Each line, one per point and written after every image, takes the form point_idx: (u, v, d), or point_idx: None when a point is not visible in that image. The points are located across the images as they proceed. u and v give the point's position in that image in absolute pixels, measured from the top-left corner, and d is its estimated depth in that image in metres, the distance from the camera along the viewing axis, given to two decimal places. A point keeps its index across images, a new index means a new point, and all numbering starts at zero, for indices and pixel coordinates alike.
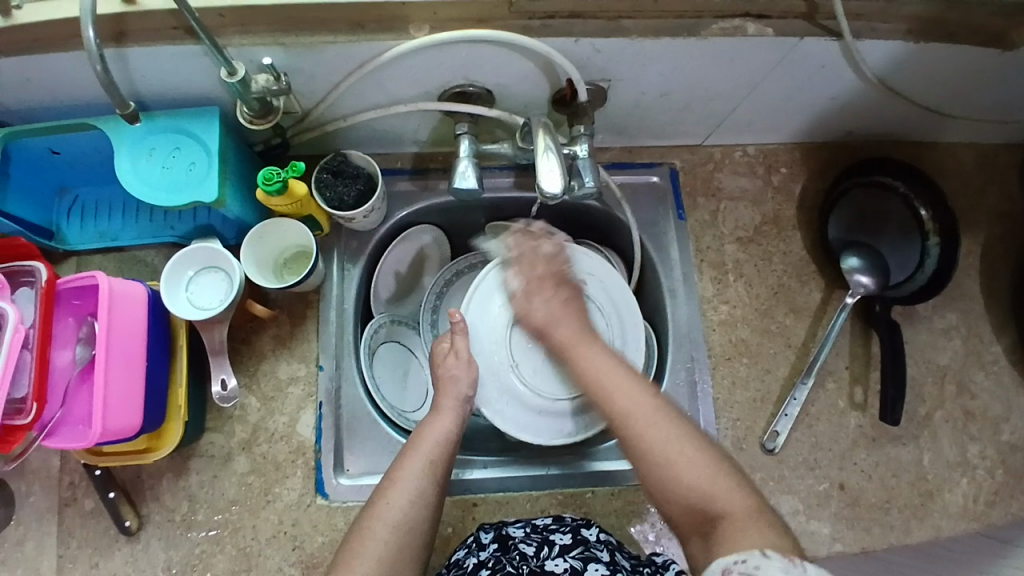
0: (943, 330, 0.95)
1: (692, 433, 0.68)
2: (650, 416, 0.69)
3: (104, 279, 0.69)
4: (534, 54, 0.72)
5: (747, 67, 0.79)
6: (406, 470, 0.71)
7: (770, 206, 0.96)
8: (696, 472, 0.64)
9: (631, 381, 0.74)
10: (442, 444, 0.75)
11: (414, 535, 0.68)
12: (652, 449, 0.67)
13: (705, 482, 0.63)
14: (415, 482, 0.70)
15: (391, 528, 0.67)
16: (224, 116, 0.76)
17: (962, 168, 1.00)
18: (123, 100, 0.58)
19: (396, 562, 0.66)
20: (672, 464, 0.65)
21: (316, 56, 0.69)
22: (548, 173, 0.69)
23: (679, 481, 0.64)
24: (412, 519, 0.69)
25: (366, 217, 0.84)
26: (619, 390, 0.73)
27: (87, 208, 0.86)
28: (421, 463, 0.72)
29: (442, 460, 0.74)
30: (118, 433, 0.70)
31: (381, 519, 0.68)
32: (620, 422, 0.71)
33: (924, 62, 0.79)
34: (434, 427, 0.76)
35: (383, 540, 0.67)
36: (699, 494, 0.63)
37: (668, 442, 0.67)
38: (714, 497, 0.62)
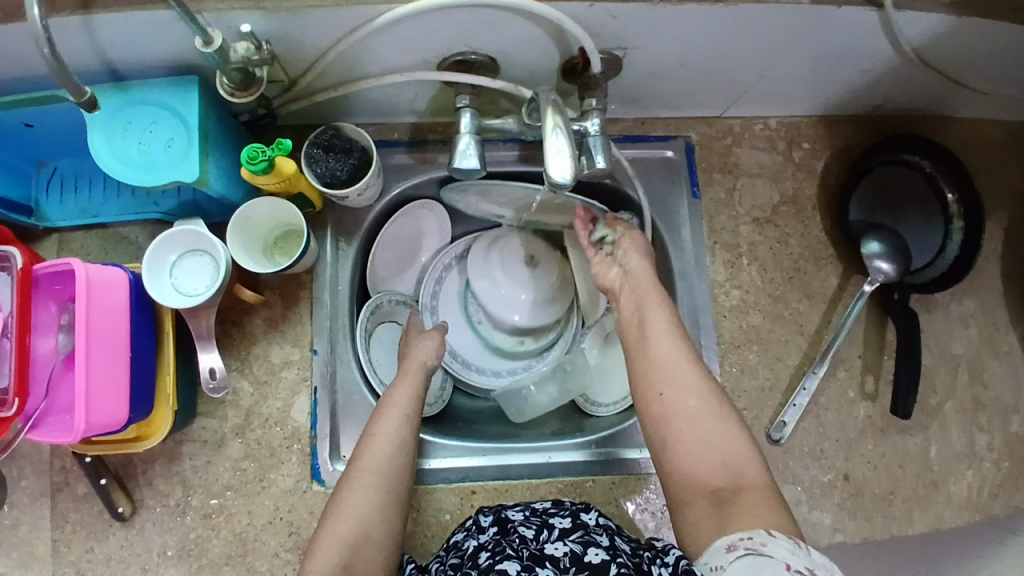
0: (960, 318, 0.91)
1: (725, 406, 0.69)
2: (695, 395, 0.69)
3: (80, 267, 0.65)
4: (543, 20, 0.65)
5: (775, 36, 0.72)
6: (382, 426, 0.73)
7: (789, 184, 0.91)
8: (726, 435, 0.67)
9: (678, 338, 0.72)
10: (411, 403, 0.76)
11: (400, 484, 0.70)
12: (690, 418, 0.68)
13: (733, 451, 0.66)
14: (393, 435, 0.72)
15: (376, 475, 0.69)
16: (206, 85, 0.70)
17: (994, 144, 0.94)
18: (76, 86, 0.54)
19: (382, 515, 0.67)
20: (708, 437, 0.67)
21: (302, 21, 0.62)
22: (556, 156, 0.63)
23: (712, 442, 0.67)
24: (398, 473, 0.70)
25: (360, 195, 0.79)
26: (668, 349, 0.71)
27: (66, 182, 0.81)
28: (397, 420, 0.74)
29: (413, 414, 0.75)
30: (104, 427, 0.67)
31: (367, 470, 0.69)
32: (672, 382, 0.69)
33: (967, 38, 0.72)
34: (402, 387, 0.77)
35: (371, 489, 0.68)
36: (727, 457, 0.66)
37: (714, 414, 0.68)
38: (744, 468, 0.65)
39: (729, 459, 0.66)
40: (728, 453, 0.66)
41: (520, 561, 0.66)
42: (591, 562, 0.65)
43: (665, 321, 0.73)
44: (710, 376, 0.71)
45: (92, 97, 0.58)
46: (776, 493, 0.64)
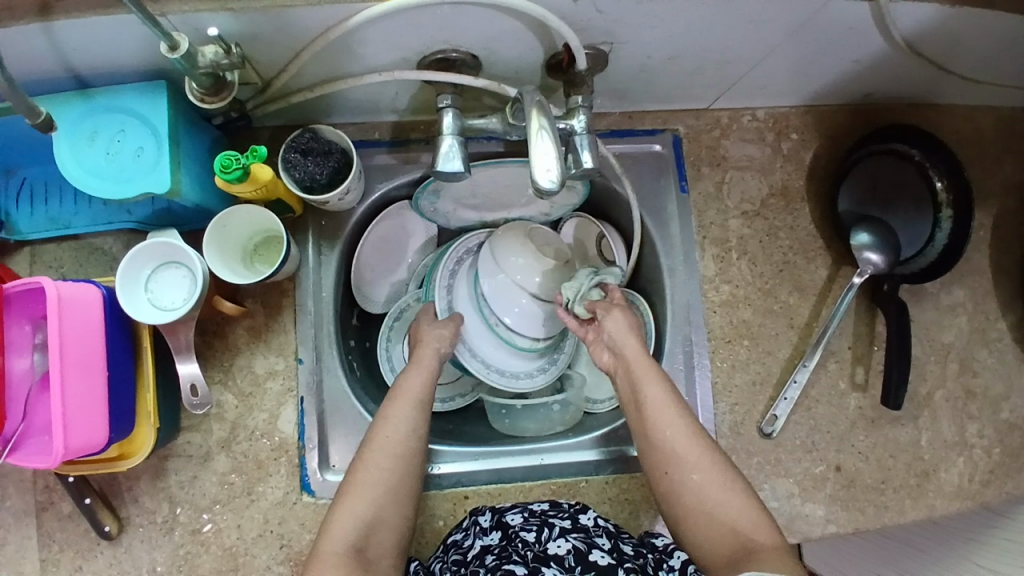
0: (949, 307, 0.91)
1: (730, 473, 0.68)
2: (699, 467, 0.68)
3: (50, 286, 0.62)
4: (527, 16, 0.62)
5: (765, 29, 0.70)
6: (394, 414, 0.71)
7: (779, 176, 0.90)
8: (736, 503, 0.66)
9: (677, 407, 0.71)
10: (425, 387, 0.75)
11: (411, 471, 0.69)
12: (699, 492, 0.67)
13: (745, 519, 0.65)
14: (407, 423, 0.71)
15: (391, 457, 0.69)
16: (175, 89, 0.66)
17: (981, 130, 0.93)
18: (30, 106, 0.52)
19: (392, 499, 0.67)
20: (719, 508, 0.66)
21: (274, 21, 0.59)
22: (542, 158, 0.61)
23: (722, 513, 0.66)
24: (410, 458, 0.69)
25: (342, 197, 0.77)
26: (668, 423, 0.70)
27: (36, 192, 0.77)
28: (411, 406, 0.72)
29: (428, 401, 0.74)
30: (84, 449, 0.65)
31: (381, 451, 0.69)
32: (677, 456, 0.69)
33: (959, 26, 0.71)
34: (416, 372, 0.75)
35: (382, 474, 0.67)
36: (739, 526, 0.65)
37: (722, 482, 0.67)
38: (756, 530, 0.64)
39: (741, 525, 0.65)
40: (737, 519, 0.65)
41: (526, 565, 0.69)
42: (596, 563, 0.69)
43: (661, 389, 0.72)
44: (713, 443, 0.70)
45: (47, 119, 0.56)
46: (793, 553, 0.62)
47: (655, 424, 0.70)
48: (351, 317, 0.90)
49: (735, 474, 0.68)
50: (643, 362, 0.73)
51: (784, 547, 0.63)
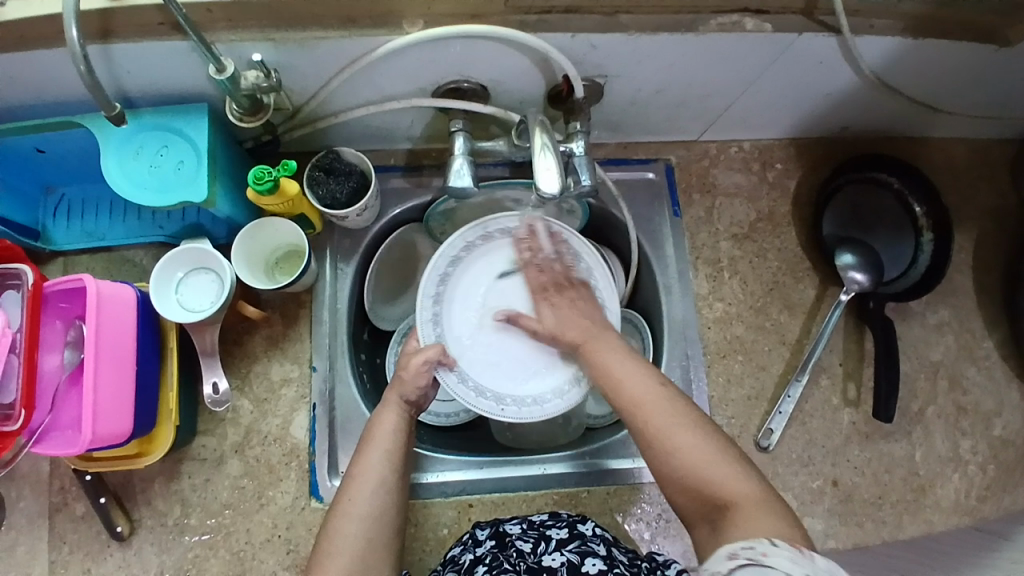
0: (936, 326, 0.95)
1: (707, 426, 0.63)
2: (670, 420, 0.63)
3: (90, 283, 0.68)
4: (531, 50, 0.70)
5: (743, 63, 0.78)
6: (367, 464, 0.68)
7: (765, 202, 0.96)
8: (704, 459, 0.60)
9: (644, 370, 0.68)
10: (395, 435, 0.71)
11: (386, 525, 0.66)
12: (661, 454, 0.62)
13: (717, 474, 0.59)
14: (375, 474, 0.67)
15: (360, 523, 0.65)
16: (214, 113, 0.74)
17: (953, 160, 1.00)
18: (106, 101, 0.58)
19: (369, 556, 0.64)
20: (682, 469, 0.61)
21: (308, 53, 0.67)
22: (545, 172, 0.68)
23: (687, 467, 0.60)
24: (381, 514, 0.66)
25: (360, 215, 0.83)
26: (630, 379, 0.67)
27: (75, 207, 0.84)
28: (379, 454, 0.69)
29: (402, 442, 0.71)
30: (108, 440, 0.69)
31: (349, 516, 0.65)
32: (637, 422, 0.64)
33: (920, 58, 0.78)
34: (388, 413, 0.72)
35: (354, 538, 0.64)
36: (705, 483, 0.59)
37: (685, 442, 0.61)
38: (722, 483, 0.59)
39: (706, 484, 0.59)
40: (707, 471, 0.60)
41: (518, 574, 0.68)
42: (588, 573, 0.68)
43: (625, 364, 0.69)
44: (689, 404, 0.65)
45: (121, 112, 0.62)
46: (773, 505, 0.57)
47: (615, 392, 0.67)
48: (363, 333, 0.95)
49: (706, 429, 0.62)
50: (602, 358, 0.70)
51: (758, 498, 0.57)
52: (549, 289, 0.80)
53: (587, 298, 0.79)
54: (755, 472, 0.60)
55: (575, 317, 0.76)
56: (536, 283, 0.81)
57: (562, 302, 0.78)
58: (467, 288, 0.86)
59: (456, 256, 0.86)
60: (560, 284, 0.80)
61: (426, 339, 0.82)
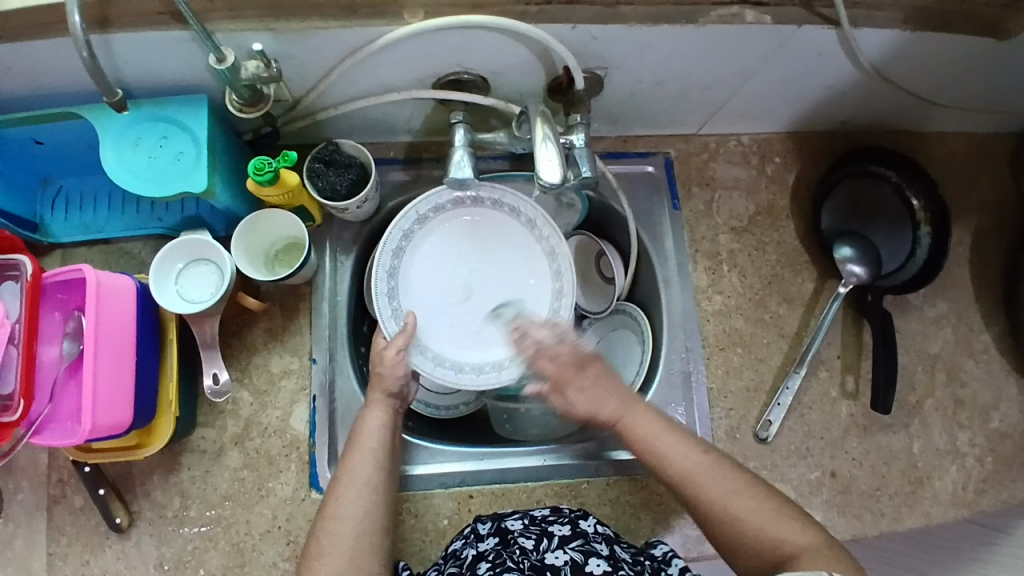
0: (933, 318, 0.96)
1: (756, 486, 0.67)
2: (723, 489, 0.67)
3: (90, 273, 0.67)
4: (532, 41, 0.70)
5: (744, 56, 0.78)
6: (357, 467, 0.69)
7: (764, 195, 0.97)
8: (761, 518, 0.65)
9: (685, 437, 0.71)
10: (381, 433, 0.72)
11: (376, 522, 0.66)
12: (722, 519, 0.66)
13: (771, 535, 0.64)
14: (362, 475, 0.68)
15: (348, 523, 0.65)
16: (213, 104, 0.74)
17: (952, 154, 1.01)
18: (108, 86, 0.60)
19: (360, 554, 0.64)
20: (746, 531, 0.65)
21: (308, 42, 0.67)
22: (546, 162, 0.68)
23: (745, 534, 0.65)
24: (370, 514, 0.66)
25: (359, 207, 0.83)
26: (671, 448, 0.70)
27: (73, 199, 0.84)
28: (366, 455, 0.70)
29: (388, 444, 0.72)
30: (107, 430, 0.69)
31: (337, 518, 0.66)
32: (689, 494, 0.68)
33: (919, 52, 0.79)
34: (374, 411, 0.73)
35: (344, 538, 0.64)
36: (767, 541, 0.64)
37: (742, 504, 0.66)
38: (784, 541, 0.63)
39: (772, 546, 0.63)
40: (773, 533, 0.64)
41: (521, 572, 0.68)
42: (592, 573, 0.68)
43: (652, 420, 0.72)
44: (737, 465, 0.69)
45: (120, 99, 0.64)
46: (835, 550, 0.62)
47: (664, 465, 0.70)
48: (363, 325, 0.95)
49: (756, 489, 0.67)
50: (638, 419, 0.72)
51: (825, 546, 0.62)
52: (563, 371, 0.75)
53: (609, 373, 0.74)
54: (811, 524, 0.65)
55: (604, 393, 0.74)
56: (552, 372, 0.75)
57: (585, 384, 0.74)
58: (420, 260, 0.88)
59: (411, 230, 0.86)
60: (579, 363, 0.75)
61: (389, 333, 0.83)
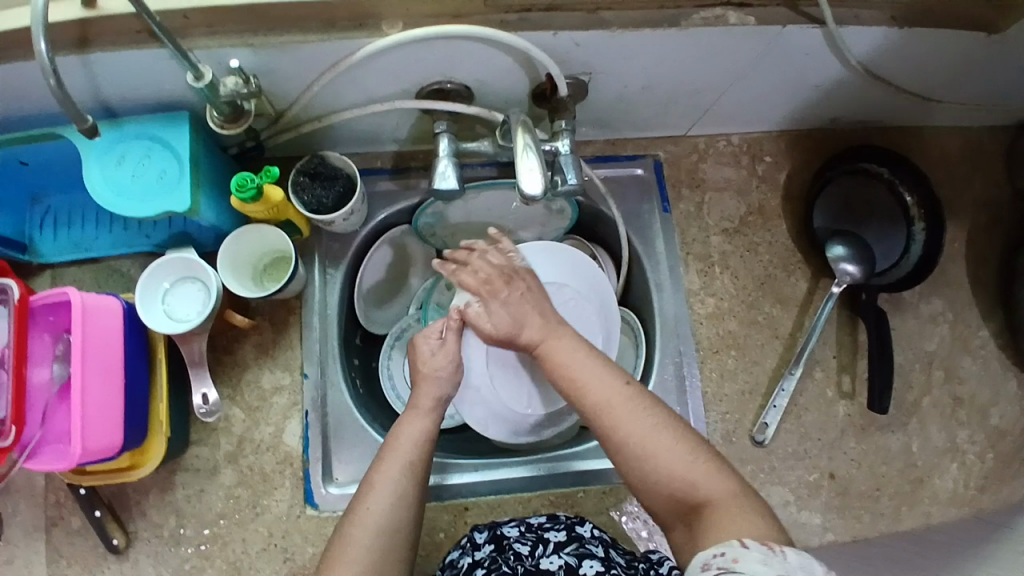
0: (930, 316, 0.95)
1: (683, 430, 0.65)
2: (642, 414, 0.65)
3: (78, 296, 0.67)
4: (513, 49, 0.69)
5: (729, 57, 0.77)
6: (388, 476, 0.67)
7: (756, 196, 0.96)
8: (671, 454, 0.63)
9: (590, 355, 0.70)
10: (418, 445, 0.70)
11: (401, 534, 0.65)
12: (634, 452, 0.64)
13: (682, 476, 0.62)
14: (394, 485, 0.66)
15: (374, 537, 0.64)
16: (197, 120, 0.74)
17: (944, 149, 1.00)
18: (79, 114, 0.58)
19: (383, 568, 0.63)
20: (653, 462, 0.63)
21: (288, 56, 0.67)
22: (528, 173, 0.67)
23: (659, 465, 0.63)
24: (399, 528, 0.65)
25: (347, 219, 0.82)
26: (576, 366, 0.69)
27: (60, 218, 0.83)
28: (400, 466, 0.68)
29: (423, 457, 0.69)
30: (100, 452, 0.68)
31: (363, 527, 0.64)
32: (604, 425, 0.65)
33: (909, 47, 0.78)
34: (412, 423, 0.71)
35: (369, 546, 0.63)
36: (681, 486, 0.62)
37: (658, 441, 0.63)
38: (698, 483, 0.61)
39: (679, 482, 0.62)
40: (674, 479, 0.62)
41: None
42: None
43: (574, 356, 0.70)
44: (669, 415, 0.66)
45: (92, 125, 0.61)
46: (750, 499, 0.61)
47: (581, 395, 0.68)
48: (355, 337, 0.94)
49: (665, 420, 0.65)
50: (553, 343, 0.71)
51: (732, 493, 0.61)
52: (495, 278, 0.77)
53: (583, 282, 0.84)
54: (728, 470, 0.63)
55: (529, 311, 0.74)
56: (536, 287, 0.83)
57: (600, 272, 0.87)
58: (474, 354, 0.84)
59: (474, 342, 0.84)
60: (507, 276, 0.78)
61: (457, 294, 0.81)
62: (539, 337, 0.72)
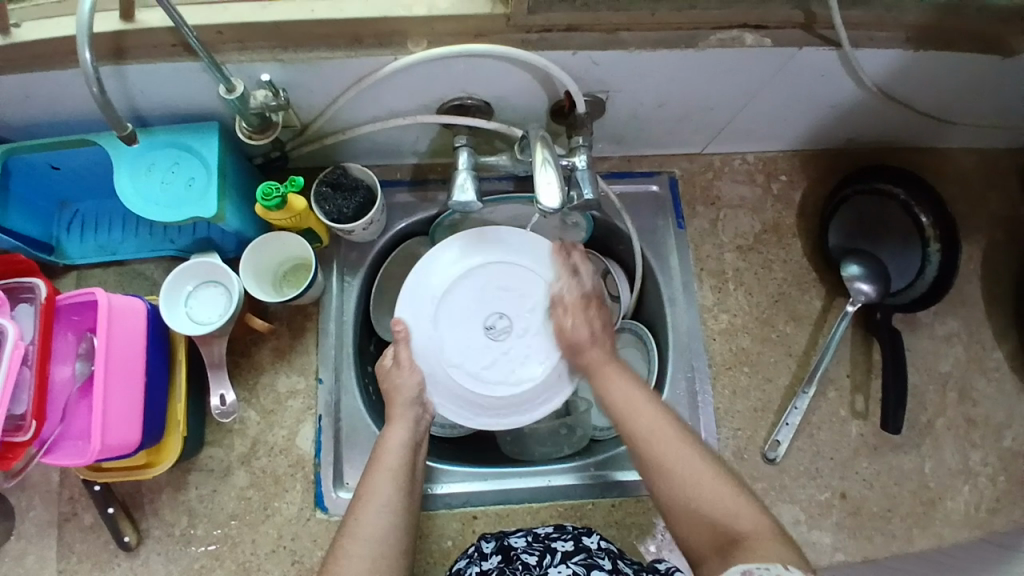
0: (945, 337, 0.94)
1: (722, 468, 0.65)
2: (683, 448, 0.67)
3: (103, 297, 0.69)
4: (533, 68, 0.71)
5: (745, 77, 0.78)
6: (378, 486, 0.69)
7: (770, 214, 0.96)
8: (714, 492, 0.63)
9: (640, 391, 0.74)
10: (402, 451, 0.73)
11: (392, 546, 0.65)
12: (675, 483, 0.65)
13: (724, 505, 0.62)
14: (384, 492, 0.68)
15: (369, 543, 0.64)
16: (224, 129, 0.76)
17: (960, 171, 1.00)
18: (118, 120, 0.60)
19: None
20: (694, 497, 0.63)
21: (316, 71, 0.69)
22: (545, 186, 0.68)
23: (699, 499, 0.63)
24: (390, 534, 0.66)
25: (366, 229, 0.84)
26: (626, 398, 0.73)
27: (88, 221, 0.86)
28: (389, 474, 0.70)
29: (410, 467, 0.71)
30: (116, 450, 0.70)
31: (356, 535, 0.65)
32: (644, 453, 0.68)
33: (924, 70, 0.79)
34: (394, 432, 0.74)
35: (362, 557, 0.63)
36: (720, 515, 0.62)
37: (696, 471, 0.65)
38: (739, 516, 0.61)
39: (720, 514, 0.62)
40: (715, 508, 0.62)
41: None
42: None
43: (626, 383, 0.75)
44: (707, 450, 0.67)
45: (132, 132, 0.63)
46: (785, 537, 0.59)
47: (628, 421, 0.71)
48: (370, 344, 0.96)
49: (707, 457, 0.66)
50: (608, 376, 0.77)
51: (767, 528, 0.60)
52: (584, 304, 0.83)
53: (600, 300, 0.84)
54: (763, 508, 0.62)
55: (597, 342, 0.81)
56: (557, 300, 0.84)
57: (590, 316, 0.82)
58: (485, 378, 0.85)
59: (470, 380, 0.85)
60: (587, 301, 0.84)
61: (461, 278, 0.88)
62: (594, 362, 0.79)
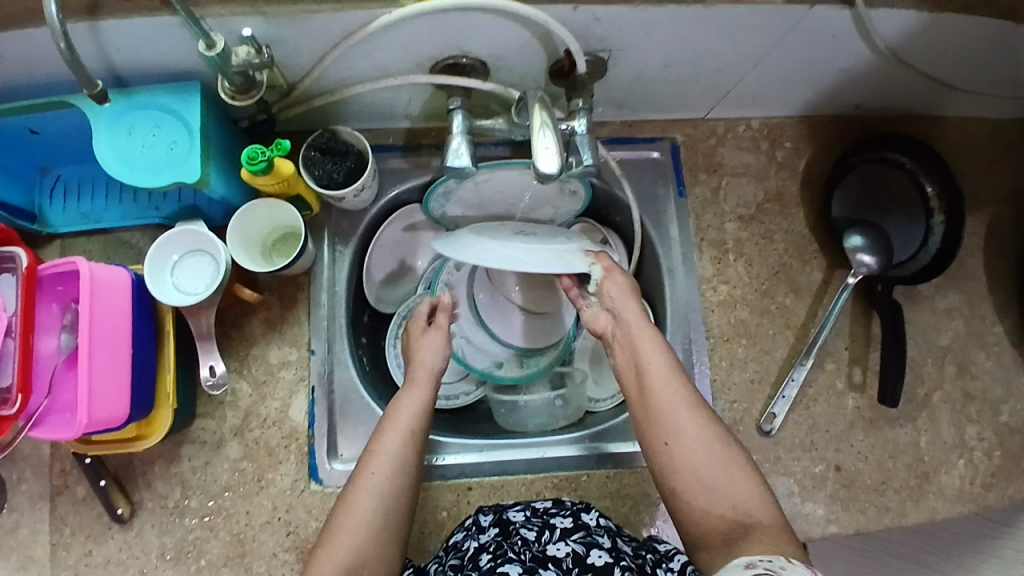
0: (945, 310, 0.93)
1: (736, 449, 0.64)
2: (702, 443, 0.64)
3: (85, 266, 0.67)
4: (532, 23, 0.68)
5: (753, 36, 0.75)
6: (387, 443, 0.68)
7: (773, 182, 0.94)
8: (725, 468, 0.63)
9: (669, 367, 0.67)
10: (417, 418, 0.71)
11: (396, 508, 0.65)
12: (688, 470, 0.64)
13: (735, 503, 0.62)
14: (394, 454, 0.67)
15: (374, 498, 0.64)
16: (208, 90, 0.72)
17: (967, 140, 0.97)
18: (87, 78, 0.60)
19: (378, 534, 0.63)
20: (708, 484, 0.63)
21: (300, 25, 0.65)
22: (545, 152, 0.65)
23: (706, 501, 0.63)
24: (398, 494, 0.66)
25: (356, 196, 0.81)
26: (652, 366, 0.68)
27: (70, 188, 0.83)
28: (400, 437, 0.68)
29: (420, 434, 0.70)
30: (106, 423, 0.69)
31: (364, 491, 0.64)
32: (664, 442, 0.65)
33: (938, 33, 0.76)
34: (412, 395, 0.72)
35: (365, 511, 0.64)
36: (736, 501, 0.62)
37: (708, 462, 0.64)
38: (751, 511, 0.61)
39: (732, 506, 0.62)
40: (739, 499, 0.62)
41: (522, 564, 0.67)
42: (593, 564, 0.67)
43: (648, 334, 0.69)
44: (721, 430, 0.65)
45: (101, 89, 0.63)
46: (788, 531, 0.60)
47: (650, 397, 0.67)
48: (364, 314, 0.94)
49: (723, 441, 0.65)
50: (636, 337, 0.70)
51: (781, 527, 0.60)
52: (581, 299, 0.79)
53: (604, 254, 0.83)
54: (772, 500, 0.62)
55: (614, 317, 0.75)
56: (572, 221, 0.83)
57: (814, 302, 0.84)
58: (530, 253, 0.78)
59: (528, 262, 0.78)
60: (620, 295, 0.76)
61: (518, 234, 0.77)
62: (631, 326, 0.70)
